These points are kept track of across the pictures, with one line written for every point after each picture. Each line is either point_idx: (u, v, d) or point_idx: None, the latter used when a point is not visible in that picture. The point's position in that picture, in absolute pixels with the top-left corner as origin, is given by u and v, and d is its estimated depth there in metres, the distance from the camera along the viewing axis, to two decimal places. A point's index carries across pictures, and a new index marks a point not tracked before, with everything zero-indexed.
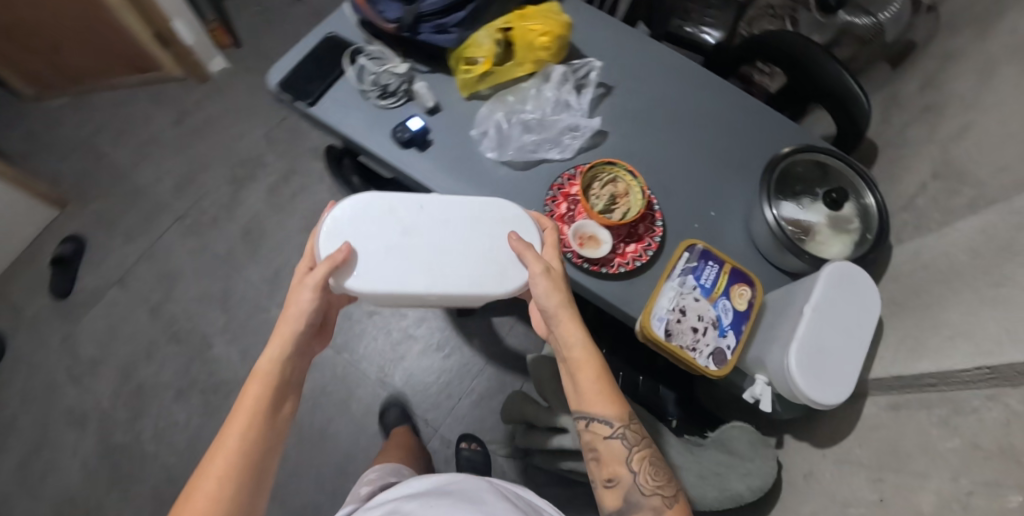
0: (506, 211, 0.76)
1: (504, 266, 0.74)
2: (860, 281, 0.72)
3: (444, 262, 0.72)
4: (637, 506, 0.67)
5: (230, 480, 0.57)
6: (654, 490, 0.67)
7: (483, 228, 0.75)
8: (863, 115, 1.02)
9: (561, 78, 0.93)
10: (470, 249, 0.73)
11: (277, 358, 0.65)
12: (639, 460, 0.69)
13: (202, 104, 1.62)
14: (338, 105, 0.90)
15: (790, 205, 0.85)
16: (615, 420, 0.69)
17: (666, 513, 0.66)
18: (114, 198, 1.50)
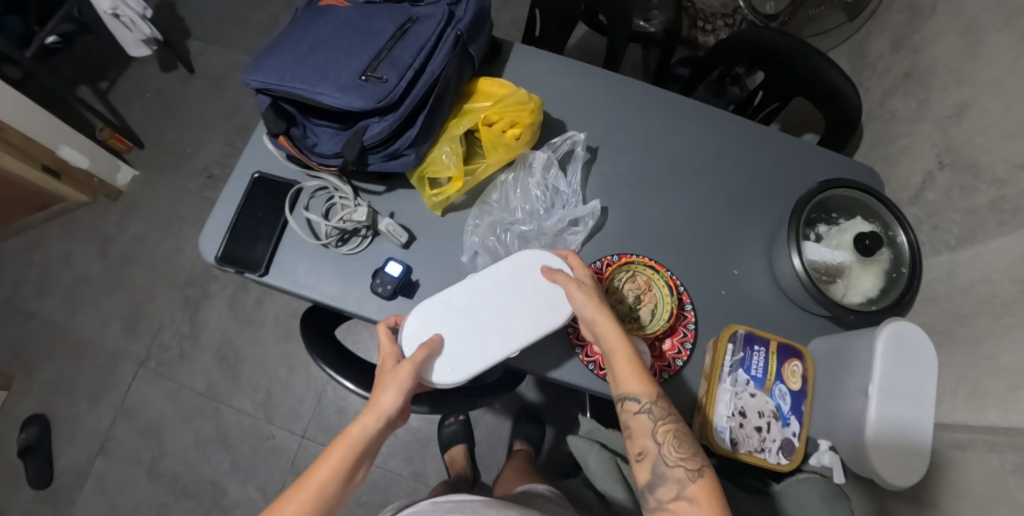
0: (539, 259, 0.73)
1: (556, 307, 0.71)
2: (921, 347, 0.68)
3: (505, 322, 0.70)
4: (662, 481, 0.61)
5: None
6: (678, 462, 0.61)
7: (525, 279, 0.72)
8: (851, 105, 0.96)
9: (544, 164, 0.81)
10: (520, 301, 0.71)
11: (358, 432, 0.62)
12: (665, 435, 0.63)
13: (121, 223, 1.42)
14: (299, 265, 0.77)
15: (816, 247, 0.80)
16: (643, 397, 0.64)
17: (693, 491, 0.59)
18: (59, 359, 1.33)
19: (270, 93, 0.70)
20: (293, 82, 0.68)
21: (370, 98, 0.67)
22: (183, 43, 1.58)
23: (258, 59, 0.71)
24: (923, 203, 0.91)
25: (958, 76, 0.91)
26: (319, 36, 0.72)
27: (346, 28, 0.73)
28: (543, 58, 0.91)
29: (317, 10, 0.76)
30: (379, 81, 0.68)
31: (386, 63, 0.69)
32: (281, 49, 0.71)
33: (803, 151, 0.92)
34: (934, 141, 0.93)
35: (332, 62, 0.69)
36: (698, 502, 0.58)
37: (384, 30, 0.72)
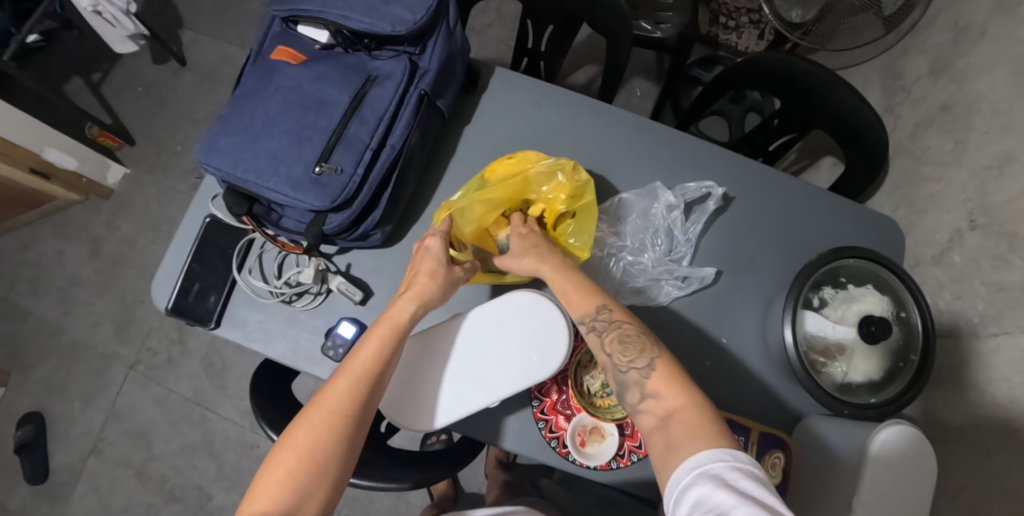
0: (534, 308, 0.58)
1: (546, 359, 0.56)
2: (918, 454, 0.58)
3: (487, 371, 0.57)
4: (625, 388, 0.50)
5: None
6: (630, 363, 0.50)
7: (515, 324, 0.58)
8: (879, 144, 0.84)
9: (667, 207, 0.76)
10: (504, 346, 0.57)
11: (316, 430, 0.47)
12: (613, 343, 0.52)
13: (114, 223, 1.41)
14: (252, 319, 0.72)
15: (816, 317, 0.71)
16: (584, 316, 0.55)
17: (654, 383, 0.48)
18: (54, 358, 1.35)
19: (229, 184, 0.67)
20: (245, 173, 0.64)
21: (323, 196, 0.63)
22: (175, 33, 1.53)
23: (210, 138, 0.67)
24: (949, 265, 0.81)
25: (1003, 120, 0.79)
26: (269, 113, 0.67)
27: (298, 100, 0.67)
28: (526, 83, 0.80)
29: (267, 69, 0.69)
30: (334, 171, 0.64)
31: (341, 147, 0.65)
32: (232, 126, 0.67)
33: (814, 201, 0.81)
34: (968, 193, 0.82)
35: (284, 147, 0.65)
36: (664, 396, 0.47)
37: (339, 100, 0.66)
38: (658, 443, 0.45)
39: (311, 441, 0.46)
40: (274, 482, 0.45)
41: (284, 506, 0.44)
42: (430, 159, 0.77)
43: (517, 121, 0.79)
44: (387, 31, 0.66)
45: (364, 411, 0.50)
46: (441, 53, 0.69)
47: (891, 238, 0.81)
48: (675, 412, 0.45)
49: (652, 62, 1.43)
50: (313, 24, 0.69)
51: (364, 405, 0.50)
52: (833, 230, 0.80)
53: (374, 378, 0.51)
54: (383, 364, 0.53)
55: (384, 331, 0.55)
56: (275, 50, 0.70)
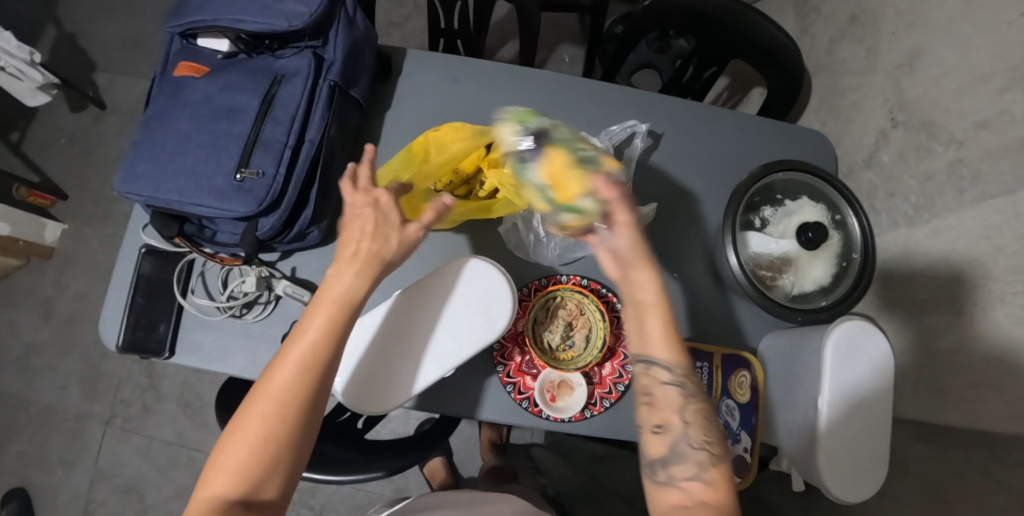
0: (473, 270, 0.58)
1: (492, 319, 0.57)
2: (868, 344, 0.63)
3: (434, 341, 0.57)
4: (676, 457, 0.47)
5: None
6: (703, 443, 0.48)
7: (457, 290, 0.58)
8: (796, 62, 0.86)
9: None
10: (447, 311, 0.57)
11: (272, 413, 0.44)
12: (694, 414, 0.49)
13: (62, 282, 1.36)
14: (203, 342, 0.71)
15: (759, 237, 0.72)
16: (673, 365, 0.50)
17: (712, 474, 0.46)
18: (26, 429, 1.31)
19: (152, 208, 0.64)
20: (167, 193, 0.62)
21: (249, 201, 0.61)
22: (89, 78, 1.47)
23: (126, 165, 0.64)
24: (879, 166, 0.83)
25: (907, 18, 0.82)
26: (179, 129, 0.64)
27: (207, 111, 0.64)
28: (439, 60, 0.79)
29: (172, 88, 0.67)
30: (256, 176, 0.62)
31: (259, 150, 0.62)
32: (146, 149, 0.64)
33: (741, 127, 0.83)
34: (886, 94, 0.84)
35: (201, 160, 0.62)
36: (714, 487, 0.45)
37: (248, 104, 0.64)
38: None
39: (267, 426, 0.44)
40: (227, 468, 0.43)
41: (245, 484, 0.43)
42: (355, 152, 0.75)
43: (435, 99, 0.78)
44: (284, 27, 0.64)
45: (320, 388, 0.47)
46: (345, 42, 0.67)
47: (821, 149, 0.84)
48: (718, 507, 0.44)
49: (575, 26, 1.43)
50: (210, 35, 0.67)
51: (319, 391, 0.46)
52: (763, 153, 0.82)
53: (326, 361, 0.47)
54: (334, 343, 0.48)
55: (333, 306, 0.49)
56: (177, 67, 0.67)
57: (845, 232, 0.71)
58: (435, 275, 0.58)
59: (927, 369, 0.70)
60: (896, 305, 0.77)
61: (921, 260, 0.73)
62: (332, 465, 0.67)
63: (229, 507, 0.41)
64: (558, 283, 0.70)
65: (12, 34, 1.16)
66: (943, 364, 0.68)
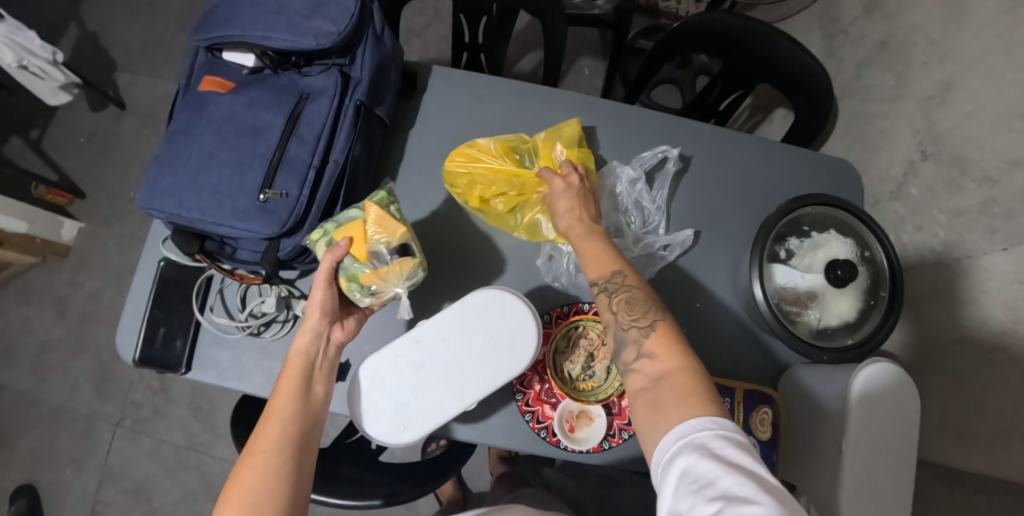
0: (497, 301, 0.58)
1: (516, 353, 0.57)
2: (898, 388, 0.61)
3: (459, 374, 0.56)
4: (622, 347, 0.53)
5: None
6: (633, 322, 0.53)
7: (479, 323, 0.57)
8: (826, 89, 0.85)
9: (630, 182, 0.76)
10: (470, 344, 0.57)
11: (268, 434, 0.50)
12: (620, 303, 0.55)
13: (76, 281, 1.37)
14: (221, 360, 0.71)
15: (785, 269, 0.71)
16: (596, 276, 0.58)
17: (650, 345, 0.51)
18: (37, 427, 1.31)
19: (175, 224, 0.64)
20: (189, 211, 0.62)
21: (273, 223, 0.61)
22: (109, 78, 1.48)
23: (149, 180, 0.64)
24: (906, 198, 0.82)
25: (940, 49, 0.80)
26: (203, 146, 0.63)
27: (231, 128, 0.63)
28: (465, 78, 0.78)
29: (196, 103, 0.66)
30: (279, 197, 0.61)
31: (283, 170, 0.62)
32: (169, 165, 0.64)
33: (769, 155, 0.81)
34: (915, 125, 0.83)
35: (225, 179, 0.62)
36: (659, 358, 0.50)
37: (273, 123, 0.63)
38: (644, 404, 0.48)
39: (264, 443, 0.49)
40: None
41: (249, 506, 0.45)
42: (377, 171, 0.74)
43: (457, 120, 0.77)
44: (311, 45, 0.62)
45: (307, 420, 0.52)
46: (372, 61, 0.66)
47: (848, 179, 0.82)
48: (667, 375, 0.48)
49: (596, 39, 1.42)
50: (237, 50, 0.66)
51: (295, 444, 0.50)
52: (790, 181, 0.81)
53: (298, 417, 0.51)
54: (300, 403, 0.53)
55: (296, 372, 0.55)
56: (203, 81, 0.67)
57: (873, 268, 0.70)
58: (460, 305, 0.58)
59: (951, 410, 0.68)
60: (919, 343, 0.75)
61: (949, 299, 0.71)
62: (345, 489, 0.66)
63: None
64: (580, 312, 0.69)
65: (36, 34, 1.16)
66: (969, 407, 0.66)
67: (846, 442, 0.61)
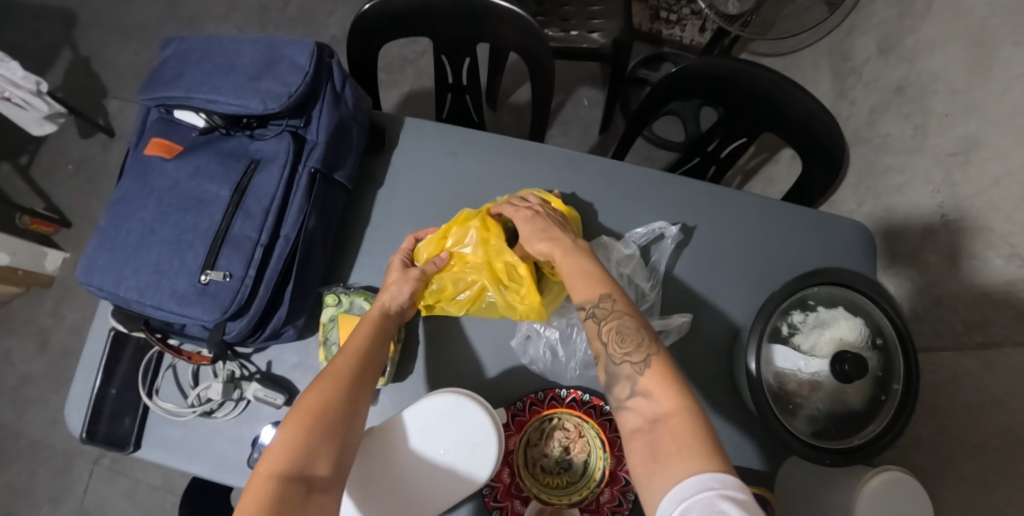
0: (454, 408, 0.52)
1: (472, 469, 0.52)
2: (909, 501, 0.53)
3: (415, 488, 0.51)
4: (616, 380, 0.47)
5: (270, 489, 0.41)
6: (626, 357, 0.47)
7: (437, 433, 0.52)
8: (837, 144, 0.77)
9: (624, 258, 0.69)
10: (424, 452, 0.52)
11: (323, 392, 0.49)
12: (612, 332, 0.49)
13: (59, 312, 1.34)
14: (165, 441, 0.66)
15: (785, 352, 0.63)
16: (583, 303, 0.51)
17: (648, 383, 0.45)
18: (15, 462, 1.28)
19: (118, 302, 0.61)
20: (127, 291, 0.58)
21: (213, 309, 0.56)
22: (100, 104, 1.46)
23: (90, 254, 0.60)
24: (925, 266, 0.74)
25: (962, 101, 0.72)
26: (147, 220, 0.60)
27: (177, 200, 0.60)
28: (439, 132, 0.72)
29: (142, 168, 0.62)
30: (222, 278, 0.57)
31: (226, 249, 0.58)
32: (110, 238, 0.60)
33: (771, 217, 0.74)
34: (935, 184, 0.75)
35: (166, 258, 0.58)
36: (656, 395, 0.44)
37: (219, 196, 0.59)
38: (641, 449, 0.42)
39: (318, 403, 0.48)
40: (283, 444, 0.44)
41: (294, 459, 0.44)
42: (342, 234, 0.69)
43: (430, 178, 0.71)
44: (259, 109, 0.58)
45: (364, 388, 0.51)
46: (328, 123, 0.61)
47: (859, 243, 0.75)
48: (668, 418, 0.42)
49: (596, 69, 1.36)
50: (185, 111, 0.62)
51: (366, 374, 0.52)
52: (794, 246, 0.74)
53: (371, 351, 0.54)
54: (375, 341, 0.55)
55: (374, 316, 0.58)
56: (150, 144, 0.63)
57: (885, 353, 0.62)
58: (421, 408, 0.53)
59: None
60: (937, 436, 0.67)
61: (971, 392, 0.64)
62: None
63: (288, 481, 0.42)
64: (554, 403, 0.62)
65: (17, 65, 1.14)
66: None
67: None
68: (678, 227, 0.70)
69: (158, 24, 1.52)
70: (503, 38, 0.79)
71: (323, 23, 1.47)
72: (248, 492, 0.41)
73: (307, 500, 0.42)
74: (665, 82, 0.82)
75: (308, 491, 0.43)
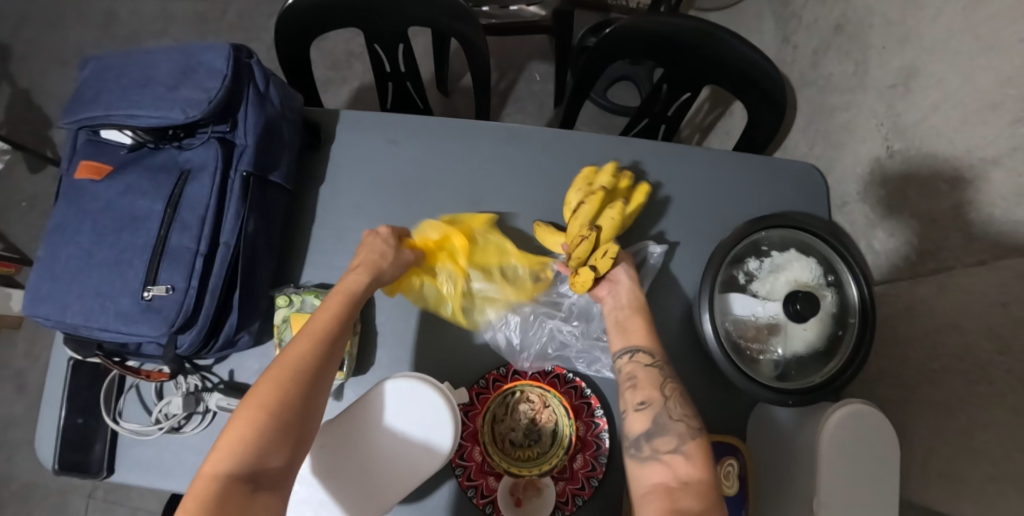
0: (416, 392, 0.53)
1: (432, 449, 0.52)
2: (873, 427, 0.54)
3: (375, 478, 0.52)
4: (659, 430, 0.48)
5: (217, 494, 0.40)
6: (681, 417, 0.49)
7: (398, 418, 0.53)
8: (780, 88, 0.77)
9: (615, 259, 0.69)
10: (374, 440, 0.52)
11: (275, 386, 0.46)
12: (673, 391, 0.51)
13: (34, 351, 1.33)
14: (133, 465, 0.65)
15: (743, 299, 0.63)
16: (654, 353, 0.53)
17: (690, 447, 0.47)
18: (8, 507, 1.26)
19: (66, 331, 0.60)
20: (72, 318, 0.57)
21: (159, 324, 0.56)
22: (46, 136, 1.42)
23: (30, 285, 0.59)
24: (876, 200, 0.75)
25: (898, 31, 0.72)
26: (83, 243, 0.58)
27: (111, 219, 0.59)
28: (375, 121, 0.71)
29: (74, 192, 0.61)
30: (165, 293, 0.56)
31: (166, 263, 0.57)
32: (49, 267, 0.59)
33: (718, 169, 0.74)
34: (879, 117, 0.75)
35: (107, 279, 0.57)
36: (694, 462, 0.46)
37: (153, 210, 0.58)
38: (662, 502, 0.43)
39: (270, 399, 0.45)
40: (227, 444, 0.42)
41: (244, 460, 0.42)
42: (287, 235, 0.68)
43: (371, 167, 0.70)
44: (180, 118, 0.56)
45: (321, 379, 0.48)
46: (255, 125, 0.59)
47: (811, 185, 0.74)
48: (699, 484, 0.44)
49: (545, 42, 1.34)
50: (110, 129, 0.60)
51: (325, 365, 0.49)
52: (744, 197, 0.74)
53: (334, 340, 0.51)
54: (339, 330, 0.52)
55: (338, 299, 0.54)
56: (78, 167, 0.61)
57: (840, 292, 0.63)
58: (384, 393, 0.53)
59: (936, 449, 0.61)
60: (900, 367, 0.68)
61: (929, 320, 0.64)
62: None
63: (235, 484, 0.41)
64: (517, 376, 0.62)
65: None
66: (955, 445, 0.58)
67: (816, 502, 0.53)
68: (664, 246, 0.68)
69: (96, 46, 1.48)
70: (433, 21, 0.77)
71: (265, 26, 1.44)
72: (190, 494, 0.40)
73: (251, 500, 0.41)
74: (601, 49, 0.81)
75: (255, 489, 0.42)
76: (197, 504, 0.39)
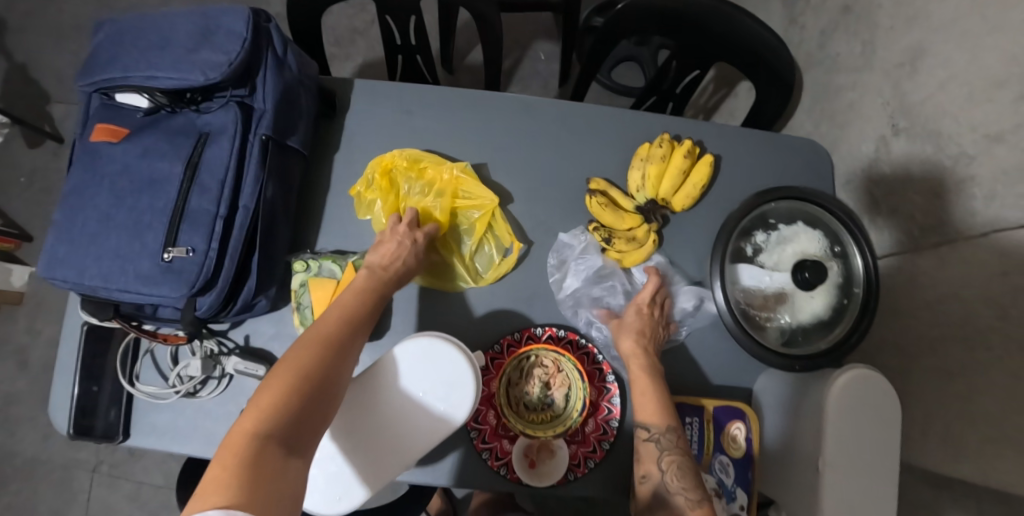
0: (433, 349, 0.54)
1: (451, 407, 0.53)
2: (876, 394, 0.55)
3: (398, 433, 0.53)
4: (662, 506, 0.53)
5: (252, 448, 0.39)
6: (681, 490, 0.53)
7: (419, 374, 0.54)
8: (789, 68, 0.78)
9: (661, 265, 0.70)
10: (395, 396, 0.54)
11: (311, 355, 0.47)
12: (670, 464, 0.55)
13: (35, 328, 1.32)
14: (149, 429, 0.66)
15: (751, 270, 0.65)
16: (652, 427, 0.56)
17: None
18: (12, 482, 1.27)
19: (83, 294, 0.60)
20: (91, 279, 0.57)
21: (180, 285, 0.56)
22: (44, 110, 1.41)
23: (48, 248, 0.59)
24: (881, 177, 0.76)
25: (906, 11, 0.73)
26: (101, 206, 0.59)
27: (129, 182, 0.59)
28: (389, 91, 0.71)
29: (90, 155, 0.61)
30: (185, 255, 0.57)
31: (186, 225, 0.57)
32: (66, 230, 0.59)
33: (728, 143, 0.75)
34: (886, 97, 0.76)
35: (126, 241, 0.57)
36: None
37: (171, 172, 0.58)
38: None
39: (304, 366, 0.46)
40: (261, 404, 0.42)
41: (277, 421, 0.42)
42: (302, 203, 0.69)
43: (386, 138, 0.70)
44: (200, 81, 0.56)
45: (347, 355, 0.50)
46: (274, 91, 0.60)
47: (818, 162, 0.76)
48: None
49: (550, 21, 1.34)
50: (125, 92, 0.60)
51: (349, 344, 0.51)
52: (753, 172, 0.75)
53: (358, 325, 0.53)
54: (364, 317, 0.54)
55: (366, 291, 0.57)
56: (94, 130, 0.61)
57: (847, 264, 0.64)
58: (405, 349, 0.54)
59: (935, 415, 0.63)
60: (902, 339, 0.70)
61: (930, 292, 0.66)
62: None
63: (269, 442, 0.40)
64: (531, 341, 0.63)
65: None
66: (954, 411, 0.61)
67: (821, 461, 0.55)
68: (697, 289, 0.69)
69: (94, 19, 1.46)
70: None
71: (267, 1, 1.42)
72: (226, 444, 0.40)
73: (286, 461, 0.40)
74: (613, 25, 0.82)
75: (287, 452, 0.41)
76: (231, 456, 0.39)
